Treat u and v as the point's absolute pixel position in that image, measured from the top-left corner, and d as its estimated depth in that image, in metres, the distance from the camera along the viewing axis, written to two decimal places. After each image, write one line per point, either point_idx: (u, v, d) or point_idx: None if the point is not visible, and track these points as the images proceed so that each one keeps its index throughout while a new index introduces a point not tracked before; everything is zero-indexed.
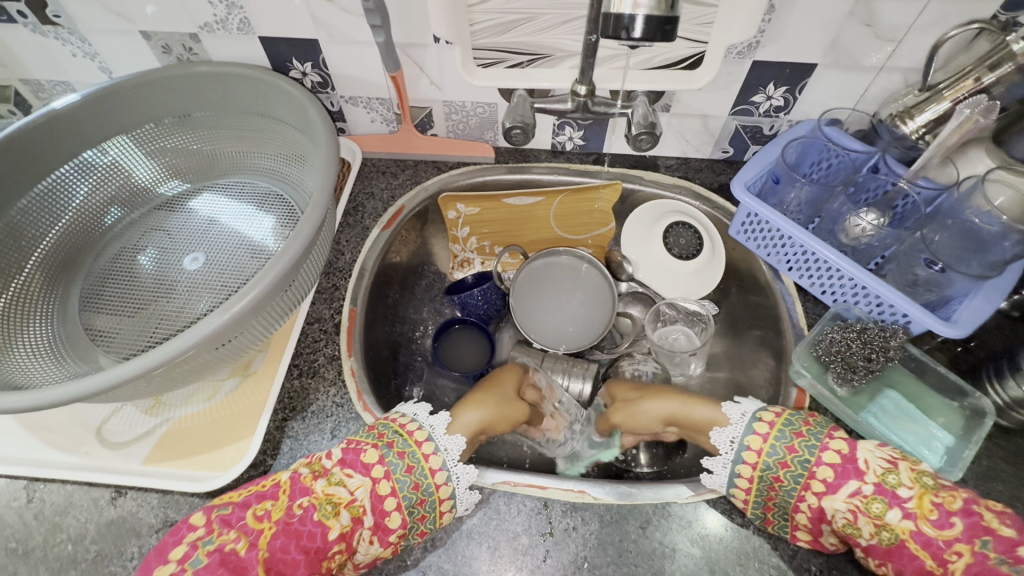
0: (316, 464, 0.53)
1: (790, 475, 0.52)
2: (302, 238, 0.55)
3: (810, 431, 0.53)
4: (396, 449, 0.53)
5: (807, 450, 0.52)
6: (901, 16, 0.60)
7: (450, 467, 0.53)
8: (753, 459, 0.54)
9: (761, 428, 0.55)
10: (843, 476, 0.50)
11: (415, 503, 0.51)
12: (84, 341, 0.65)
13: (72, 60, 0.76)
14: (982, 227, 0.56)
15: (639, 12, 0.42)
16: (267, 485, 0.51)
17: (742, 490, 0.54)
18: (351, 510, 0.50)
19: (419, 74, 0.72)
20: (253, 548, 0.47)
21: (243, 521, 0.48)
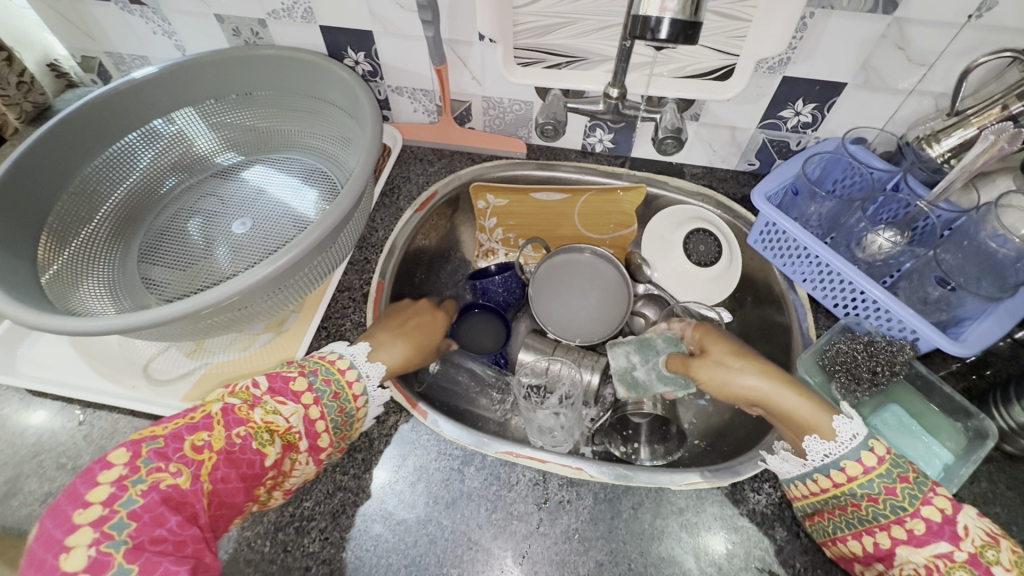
0: (244, 394, 0.52)
1: (873, 509, 0.50)
2: (341, 208, 0.60)
3: (917, 479, 0.49)
4: (322, 377, 0.54)
5: (907, 497, 0.49)
6: (933, 42, 0.61)
7: (370, 391, 0.57)
8: (839, 479, 0.52)
9: (869, 460, 0.51)
10: (935, 534, 0.47)
11: (340, 425, 0.55)
12: (138, 288, 0.72)
13: (151, 37, 0.84)
14: (1000, 251, 0.57)
15: (666, 15, 0.46)
16: (198, 417, 0.50)
17: (807, 489, 0.54)
18: (285, 437, 0.51)
19: (463, 69, 0.77)
20: (194, 482, 0.46)
21: (181, 453, 0.47)
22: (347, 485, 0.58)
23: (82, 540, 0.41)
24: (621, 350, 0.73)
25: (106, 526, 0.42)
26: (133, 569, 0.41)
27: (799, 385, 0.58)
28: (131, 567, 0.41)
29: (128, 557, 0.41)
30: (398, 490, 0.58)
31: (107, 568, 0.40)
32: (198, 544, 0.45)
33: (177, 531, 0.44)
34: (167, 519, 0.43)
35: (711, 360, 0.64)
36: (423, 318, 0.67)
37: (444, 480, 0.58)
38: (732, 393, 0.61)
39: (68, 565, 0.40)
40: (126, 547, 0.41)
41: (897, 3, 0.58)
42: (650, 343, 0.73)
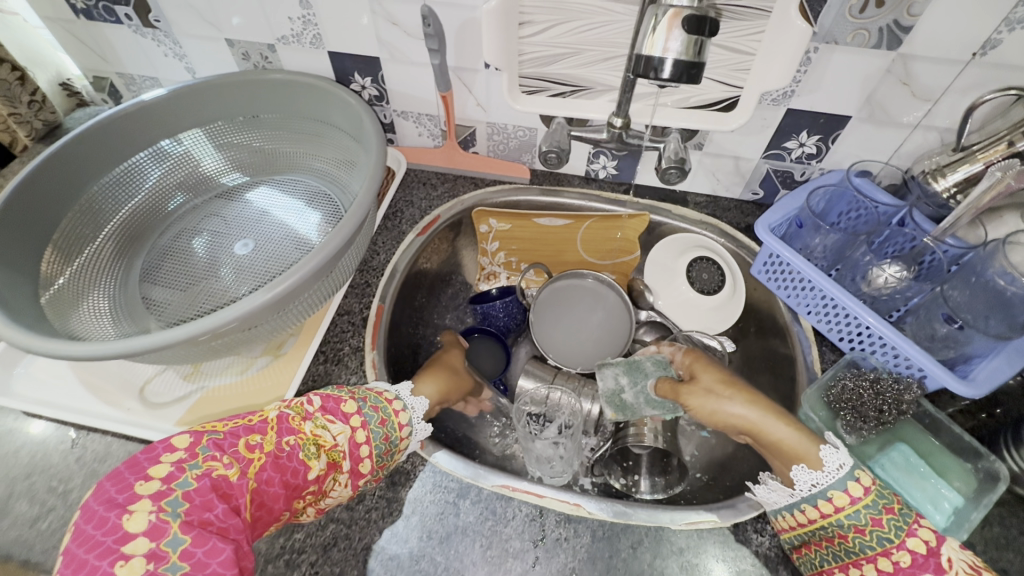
0: (297, 408, 0.54)
1: (859, 541, 0.50)
2: (343, 234, 0.60)
3: (901, 511, 0.49)
4: (371, 403, 0.56)
5: (893, 529, 0.49)
6: (938, 78, 0.61)
7: (414, 423, 0.57)
8: (827, 509, 0.51)
9: (854, 490, 0.51)
10: (920, 566, 0.47)
11: (383, 453, 0.54)
12: (139, 308, 0.72)
13: (163, 59, 0.85)
14: (1008, 288, 0.56)
15: (669, 55, 0.46)
16: (255, 419, 0.52)
17: (795, 520, 0.54)
18: (330, 455, 0.52)
19: (468, 96, 0.78)
20: (242, 476, 0.47)
21: (235, 448, 0.48)
22: (339, 517, 0.56)
23: (144, 506, 0.42)
24: (610, 372, 0.71)
25: (163, 500, 0.43)
26: (186, 540, 0.41)
27: (789, 416, 0.58)
28: (184, 538, 0.41)
29: (183, 528, 0.42)
30: (391, 523, 0.56)
31: (162, 535, 0.41)
32: (239, 535, 0.45)
33: (223, 518, 0.44)
34: (216, 504, 0.44)
35: (701, 388, 0.63)
36: (446, 353, 0.71)
37: (439, 514, 0.57)
38: (721, 421, 0.61)
39: (131, 525, 0.41)
40: (180, 520, 0.42)
41: (900, 39, 0.59)
42: (639, 366, 0.71)
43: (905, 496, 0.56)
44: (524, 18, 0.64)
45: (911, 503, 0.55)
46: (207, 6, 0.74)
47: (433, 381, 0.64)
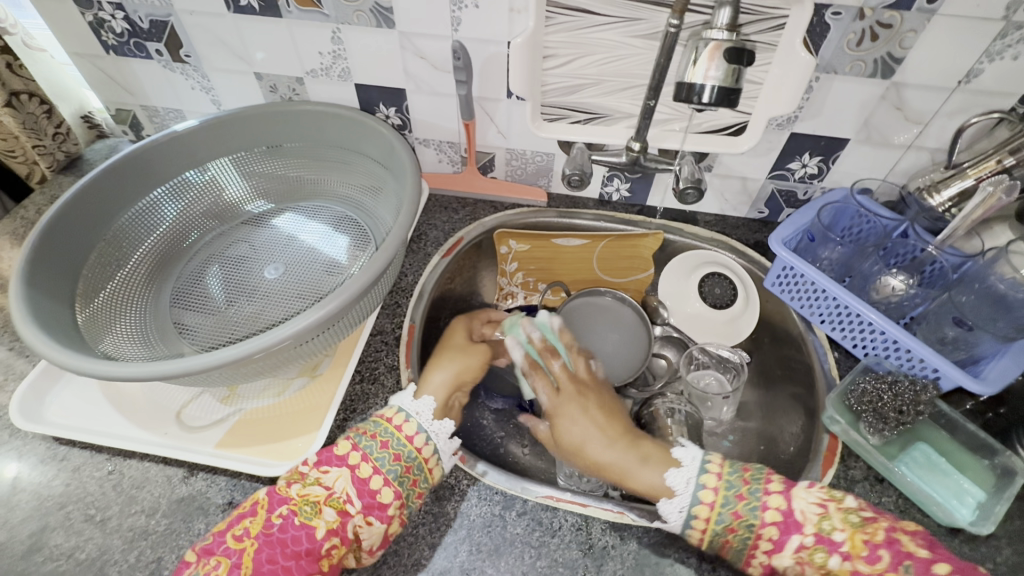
0: (293, 473, 0.55)
1: (739, 537, 0.53)
2: (385, 255, 0.63)
3: (749, 490, 0.54)
4: (369, 433, 0.56)
5: (750, 514, 0.53)
6: (928, 103, 0.67)
7: (427, 427, 0.58)
8: (705, 513, 0.54)
9: (706, 497, 0.55)
10: (785, 531, 0.52)
11: (401, 474, 0.54)
12: (171, 333, 0.72)
13: (190, 92, 0.88)
14: (1005, 290, 0.60)
15: (709, 82, 0.50)
16: (245, 506, 0.53)
17: (695, 533, 0.55)
18: (334, 505, 0.52)
19: (489, 124, 0.82)
20: (237, 569, 0.48)
21: (225, 545, 0.50)
22: None
23: None
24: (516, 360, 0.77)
25: None
26: None
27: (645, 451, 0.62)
28: None
29: None
30: (439, 537, 0.57)
31: None
32: None
33: None
34: None
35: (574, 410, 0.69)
36: (455, 342, 0.73)
37: (486, 527, 0.57)
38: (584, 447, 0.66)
39: None
40: None
41: (894, 69, 0.65)
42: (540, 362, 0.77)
43: (932, 492, 0.59)
44: (548, 53, 0.70)
45: (938, 498, 0.58)
46: (239, 42, 0.78)
47: (440, 379, 0.66)
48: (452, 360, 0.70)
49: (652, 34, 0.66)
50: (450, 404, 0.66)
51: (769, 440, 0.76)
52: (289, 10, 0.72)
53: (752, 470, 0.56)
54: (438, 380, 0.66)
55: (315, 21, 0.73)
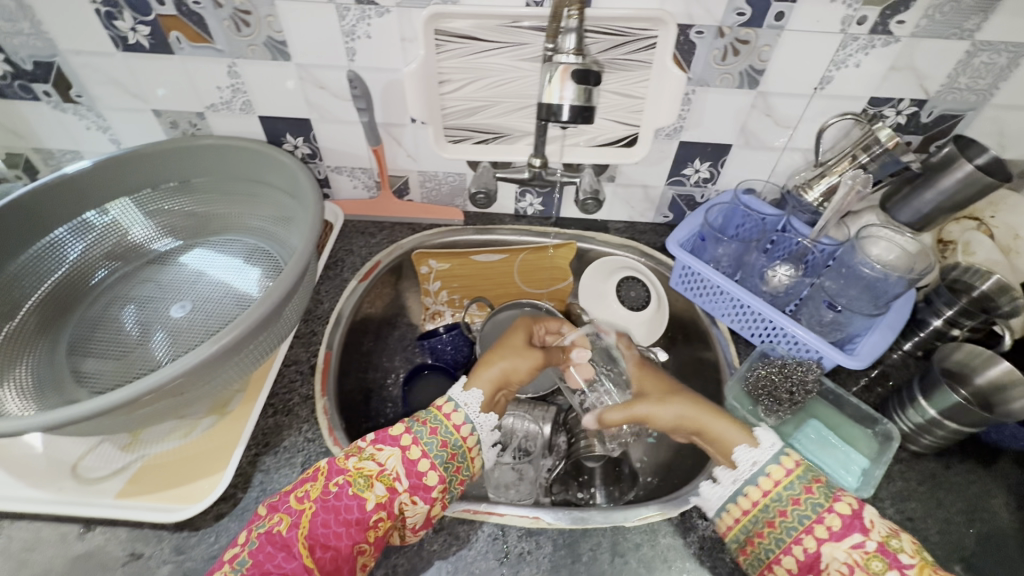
0: (353, 446, 0.58)
1: (798, 512, 0.52)
2: (284, 284, 0.63)
3: (824, 480, 0.54)
4: (424, 419, 0.59)
5: (823, 494, 0.52)
6: (792, 109, 0.74)
7: (474, 419, 0.60)
8: (766, 486, 0.55)
9: (787, 462, 0.55)
10: (850, 527, 0.50)
11: (447, 459, 0.57)
12: (68, 382, 0.69)
13: (85, 132, 0.85)
14: (870, 274, 0.66)
15: (565, 102, 0.56)
16: (310, 471, 0.57)
17: (739, 508, 0.56)
18: (383, 481, 0.55)
19: (398, 149, 0.83)
20: (293, 528, 0.52)
21: (287, 504, 0.54)
22: None
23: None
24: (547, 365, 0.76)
25: (233, 563, 0.50)
26: None
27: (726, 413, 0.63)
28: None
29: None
30: None
31: None
32: None
33: (281, 566, 0.50)
34: (275, 556, 0.50)
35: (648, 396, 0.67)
36: (511, 341, 0.70)
37: (404, 547, 0.58)
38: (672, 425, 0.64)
39: None
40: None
41: (757, 80, 0.71)
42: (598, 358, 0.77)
43: (822, 464, 0.63)
44: (443, 78, 0.72)
45: (827, 469, 0.62)
46: (133, 80, 0.77)
47: (492, 376, 0.65)
48: (506, 357, 0.67)
49: (537, 57, 0.70)
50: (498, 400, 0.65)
51: None
52: (180, 47, 0.72)
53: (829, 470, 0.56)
54: (483, 377, 0.64)
55: (209, 56, 0.73)
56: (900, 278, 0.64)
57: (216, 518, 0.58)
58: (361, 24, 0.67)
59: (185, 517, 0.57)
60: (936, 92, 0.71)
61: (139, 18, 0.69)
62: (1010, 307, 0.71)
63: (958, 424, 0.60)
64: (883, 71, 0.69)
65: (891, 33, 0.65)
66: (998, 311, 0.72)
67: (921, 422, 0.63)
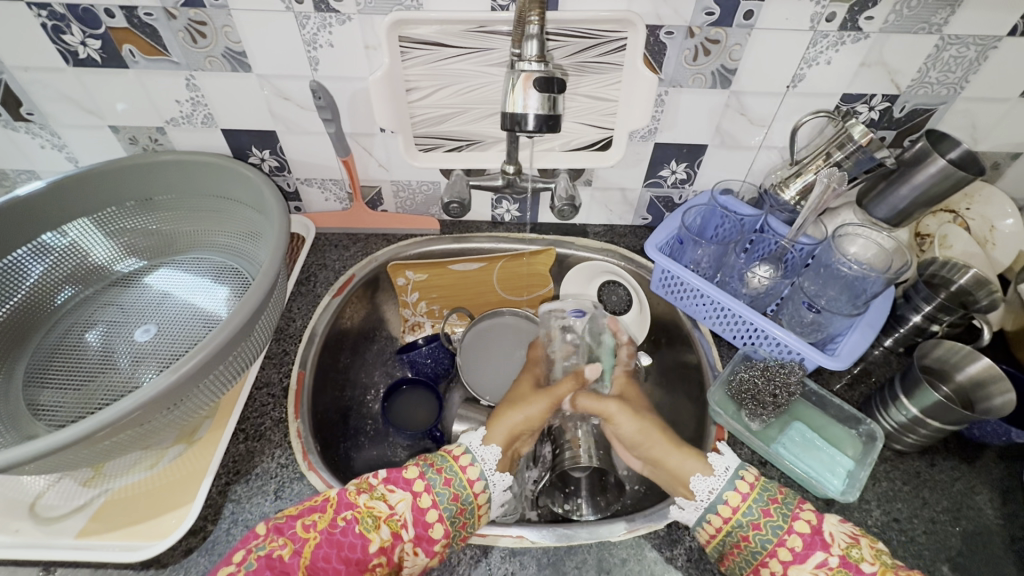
0: (363, 481, 0.57)
1: (759, 537, 0.53)
2: (250, 306, 0.60)
3: (782, 499, 0.55)
4: (439, 465, 0.58)
5: (781, 516, 0.54)
6: (766, 108, 0.73)
7: (488, 475, 0.58)
8: (726, 513, 0.55)
9: (742, 487, 0.56)
10: (811, 545, 0.52)
11: (455, 513, 0.55)
12: (25, 416, 0.65)
13: (40, 151, 0.82)
14: (849, 273, 0.66)
15: (530, 111, 0.55)
16: (320, 498, 0.55)
17: (707, 532, 0.56)
18: (390, 525, 0.53)
19: (369, 158, 0.81)
20: (295, 555, 0.51)
21: (293, 530, 0.52)
22: None
23: None
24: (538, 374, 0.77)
25: None
26: None
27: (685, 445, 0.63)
28: None
29: None
30: None
31: None
32: None
33: None
34: None
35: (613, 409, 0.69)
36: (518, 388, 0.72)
37: None
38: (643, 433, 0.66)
39: None
40: None
41: (730, 79, 0.70)
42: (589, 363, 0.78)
43: (807, 468, 0.62)
44: (410, 86, 0.70)
45: (813, 473, 0.61)
46: (86, 96, 0.73)
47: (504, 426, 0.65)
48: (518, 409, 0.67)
49: (505, 62, 0.68)
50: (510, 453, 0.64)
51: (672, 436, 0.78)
52: (135, 60, 0.69)
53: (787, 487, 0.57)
54: (499, 432, 0.63)
55: (165, 70, 0.70)
56: (879, 278, 0.63)
57: (185, 553, 0.56)
58: (322, 33, 0.65)
59: (151, 554, 0.55)
60: (908, 87, 0.70)
61: (88, 31, 0.65)
62: (989, 300, 0.71)
63: (940, 422, 0.60)
64: (854, 68, 0.68)
65: (861, 29, 0.64)
66: (976, 305, 0.72)
67: (904, 421, 0.63)
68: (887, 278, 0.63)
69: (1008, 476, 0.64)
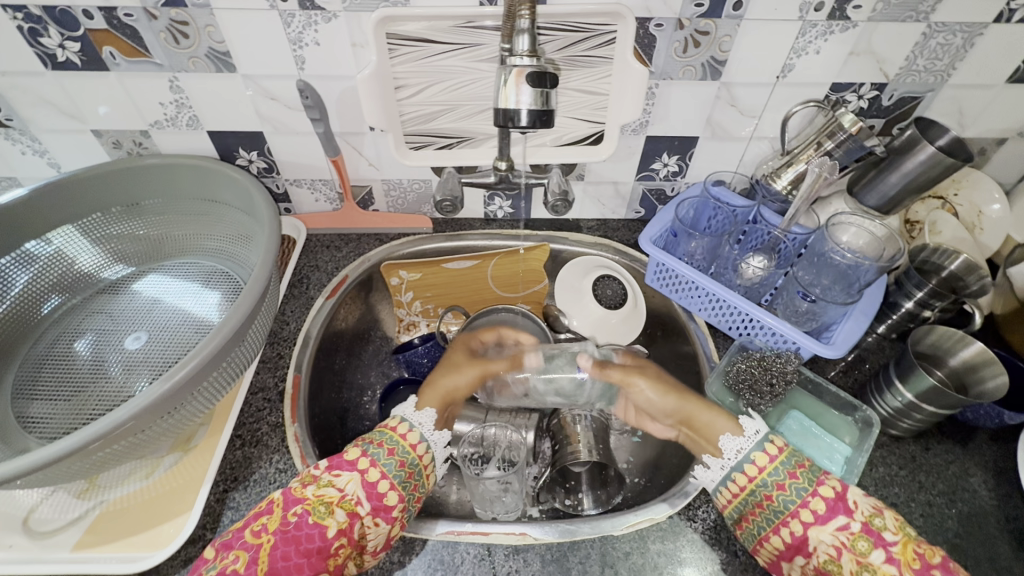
0: (305, 475, 0.56)
1: (783, 497, 0.54)
2: (242, 310, 0.59)
3: (812, 464, 0.55)
4: (380, 442, 0.58)
5: (806, 479, 0.54)
6: (757, 99, 0.73)
7: (429, 437, 0.61)
8: (752, 473, 0.56)
9: (771, 449, 0.57)
10: (834, 510, 0.52)
11: (405, 478, 0.57)
12: (15, 428, 0.64)
13: (22, 157, 0.80)
14: (842, 261, 0.66)
15: (523, 106, 0.54)
16: (262, 504, 0.55)
17: (730, 492, 0.58)
18: (345, 507, 0.53)
19: (359, 157, 0.80)
20: (252, 564, 0.49)
21: (243, 540, 0.51)
22: None
23: None
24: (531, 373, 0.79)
25: None
26: None
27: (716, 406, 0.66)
28: None
29: None
30: None
31: None
32: None
33: None
34: None
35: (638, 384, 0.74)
36: (454, 358, 0.78)
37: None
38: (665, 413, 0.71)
39: None
40: None
41: (720, 71, 0.70)
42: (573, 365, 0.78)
43: (807, 455, 0.63)
44: (399, 83, 0.70)
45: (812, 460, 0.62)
46: (67, 100, 0.72)
47: (434, 395, 0.71)
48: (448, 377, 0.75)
49: (494, 58, 0.68)
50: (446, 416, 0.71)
51: None
52: (116, 62, 0.67)
53: None
54: (430, 397, 0.70)
55: (148, 71, 0.68)
56: (873, 266, 0.64)
57: (184, 563, 0.56)
58: (308, 31, 0.64)
59: (150, 565, 0.55)
60: (896, 75, 0.71)
61: (66, 34, 0.64)
62: (979, 285, 0.72)
63: (934, 407, 0.60)
64: (843, 57, 0.68)
65: (849, 18, 0.65)
66: (967, 290, 0.73)
67: (898, 406, 0.63)
68: (880, 266, 0.64)
69: (1002, 457, 0.65)
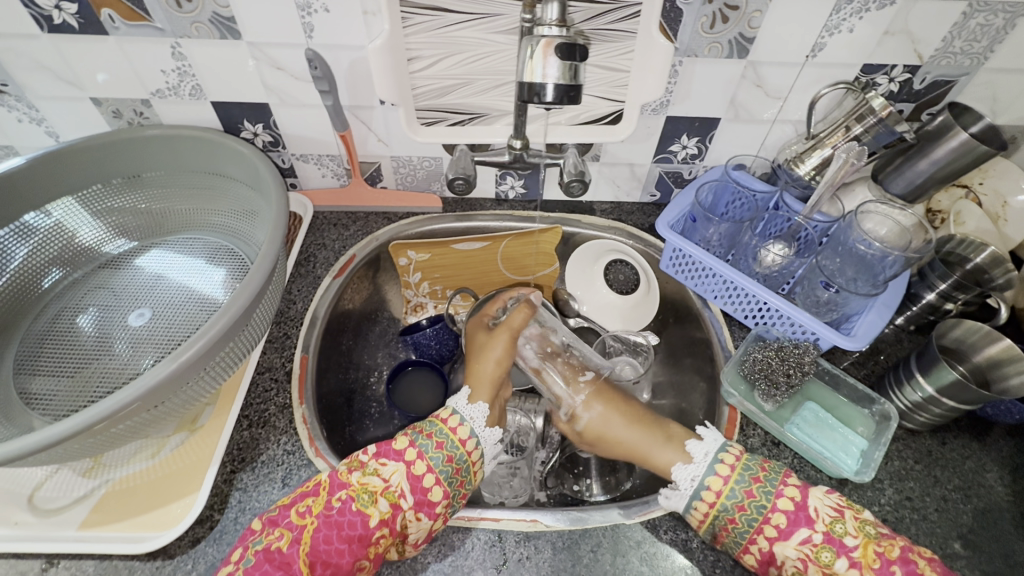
0: (352, 460, 0.57)
1: (745, 517, 0.53)
2: (250, 289, 0.57)
3: (766, 476, 0.55)
4: (428, 432, 0.58)
5: (764, 495, 0.54)
6: (784, 79, 0.70)
7: (479, 433, 0.59)
8: (710, 498, 0.55)
9: (722, 470, 0.56)
10: (795, 522, 0.52)
11: (452, 474, 0.56)
12: (16, 405, 0.63)
13: (17, 125, 0.77)
14: (867, 251, 0.64)
15: (549, 81, 0.52)
16: (309, 484, 0.55)
17: (696, 516, 0.56)
18: (388, 497, 0.53)
19: (367, 132, 0.77)
20: (294, 544, 0.50)
21: (288, 519, 0.52)
22: None
23: None
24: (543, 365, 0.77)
25: None
26: None
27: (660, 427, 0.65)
28: None
29: None
30: None
31: None
32: None
33: None
34: None
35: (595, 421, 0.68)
36: (477, 341, 0.73)
37: (396, 562, 0.56)
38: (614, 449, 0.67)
39: None
40: None
41: (748, 48, 0.67)
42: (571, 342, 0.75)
43: (821, 448, 0.62)
44: (412, 54, 0.66)
45: (826, 454, 0.61)
46: (64, 66, 0.68)
47: (484, 384, 0.66)
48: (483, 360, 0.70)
49: (512, 29, 0.65)
50: (497, 404, 0.67)
51: (681, 416, 0.77)
52: (115, 26, 0.64)
53: (772, 463, 0.57)
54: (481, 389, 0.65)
55: (149, 36, 0.65)
56: (898, 258, 0.63)
57: (192, 543, 0.55)
58: None
59: (157, 546, 0.54)
60: (931, 57, 0.68)
61: None
62: (1005, 279, 0.70)
63: (955, 402, 0.59)
64: (878, 36, 0.65)
65: None
66: (992, 283, 0.71)
67: (917, 400, 0.62)
68: (906, 258, 0.63)
69: (1019, 454, 0.64)
